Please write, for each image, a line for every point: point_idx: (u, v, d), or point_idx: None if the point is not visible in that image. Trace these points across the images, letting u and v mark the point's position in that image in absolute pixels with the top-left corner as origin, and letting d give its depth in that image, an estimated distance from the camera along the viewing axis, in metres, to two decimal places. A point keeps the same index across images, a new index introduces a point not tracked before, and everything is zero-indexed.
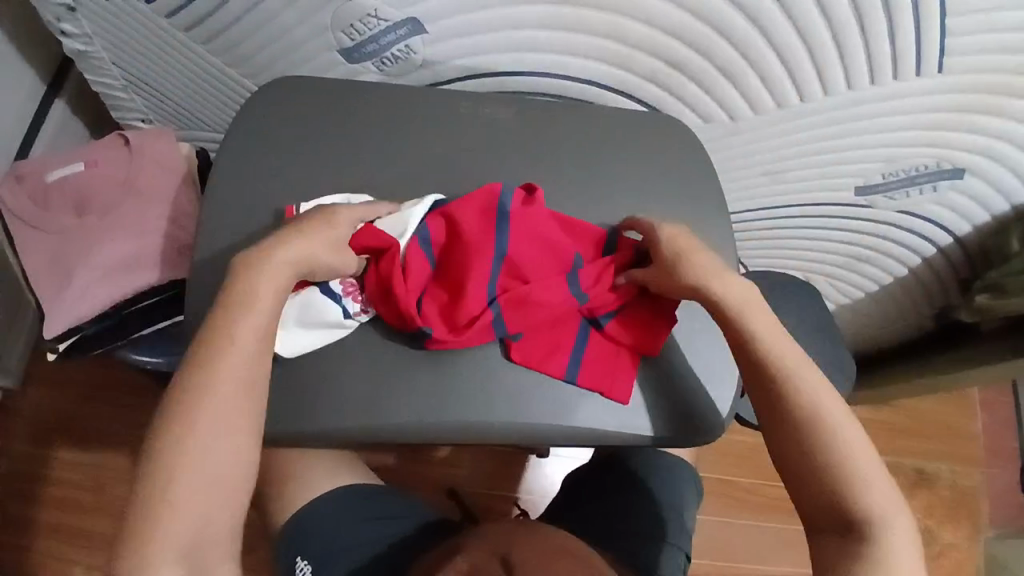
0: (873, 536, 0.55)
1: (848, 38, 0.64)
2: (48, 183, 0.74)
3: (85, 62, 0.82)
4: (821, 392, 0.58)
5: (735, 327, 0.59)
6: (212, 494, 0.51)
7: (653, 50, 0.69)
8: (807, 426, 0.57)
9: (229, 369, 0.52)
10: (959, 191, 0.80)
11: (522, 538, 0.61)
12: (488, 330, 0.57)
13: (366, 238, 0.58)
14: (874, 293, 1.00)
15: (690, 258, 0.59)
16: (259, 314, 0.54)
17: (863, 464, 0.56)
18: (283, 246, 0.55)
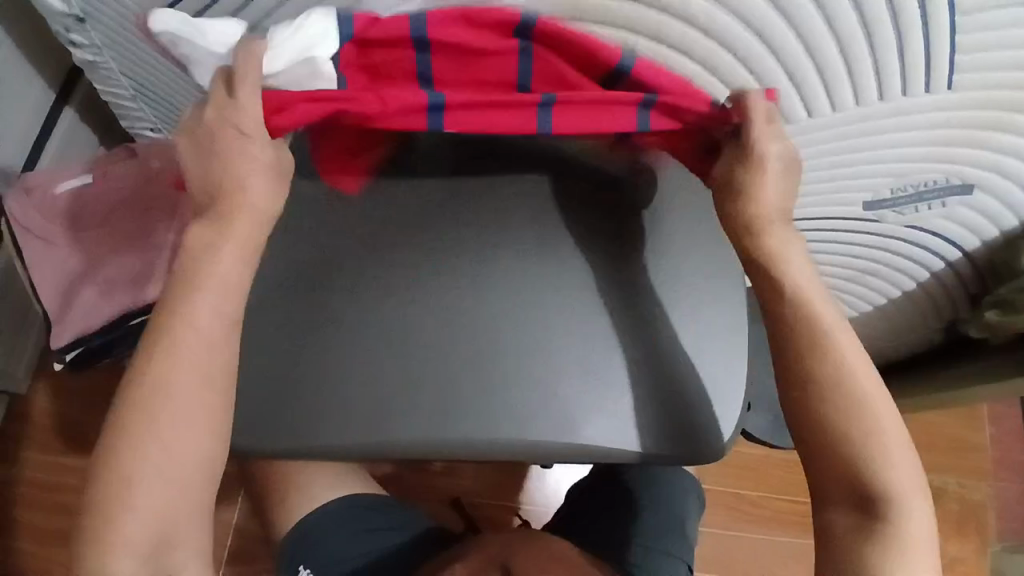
0: (890, 515, 0.55)
1: (857, 54, 0.64)
2: (59, 197, 0.74)
3: (96, 73, 0.83)
4: (857, 363, 0.57)
5: (767, 277, 0.58)
6: (174, 494, 0.52)
7: (660, 65, 0.68)
8: (838, 391, 0.57)
9: (190, 350, 0.53)
10: (967, 207, 0.80)
11: (524, 551, 0.61)
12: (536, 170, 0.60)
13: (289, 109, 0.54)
14: (881, 305, 0.99)
15: (764, 172, 0.57)
16: (214, 296, 0.54)
17: (890, 443, 0.57)
18: (244, 225, 0.55)
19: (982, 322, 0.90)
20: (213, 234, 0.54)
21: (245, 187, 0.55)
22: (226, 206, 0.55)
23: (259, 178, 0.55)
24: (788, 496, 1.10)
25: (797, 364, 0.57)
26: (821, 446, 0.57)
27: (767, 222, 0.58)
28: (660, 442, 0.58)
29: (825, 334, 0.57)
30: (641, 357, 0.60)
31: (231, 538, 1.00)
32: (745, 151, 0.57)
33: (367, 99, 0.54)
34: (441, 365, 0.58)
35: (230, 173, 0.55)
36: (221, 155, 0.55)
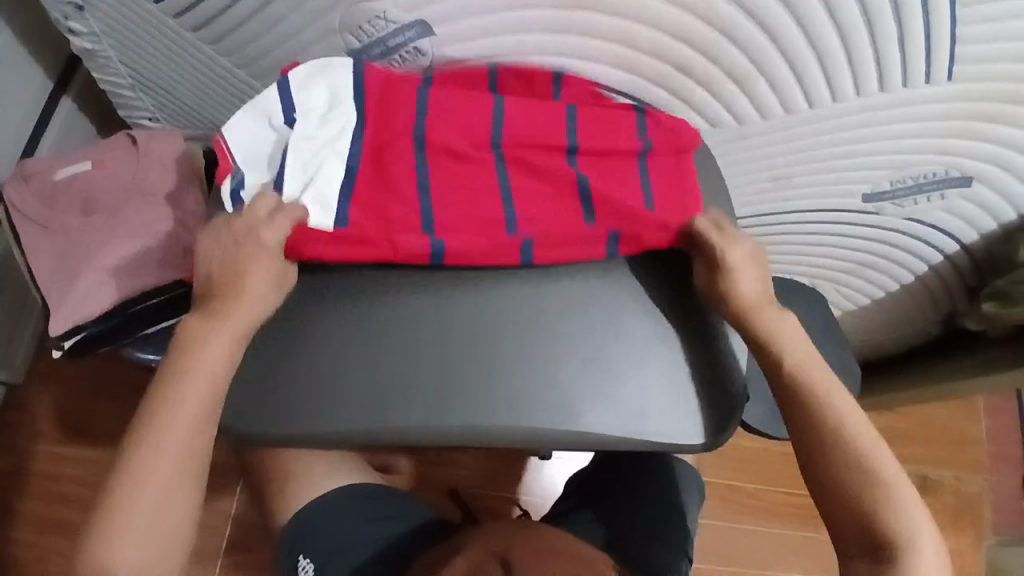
0: (904, 557, 0.57)
1: (858, 45, 0.64)
2: (55, 182, 0.74)
3: (94, 62, 0.82)
4: (856, 421, 0.60)
5: (767, 353, 0.61)
6: (150, 555, 0.55)
7: (660, 55, 0.69)
8: (838, 442, 0.59)
9: (174, 438, 0.56)
10: (966, 199, 0.80)
11: (523, 543, 0.61)
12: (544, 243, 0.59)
13: (308, 249, 0.58)
14: (879, 299, 1.00)
15: (737, 269, 0.59)
16: (205, 372, 0.56)
17: (895, 488, 0.59)
18: (237, 309, 0.57)
19: (980, 314, 0.91)
20: (206, 322, 0.57)
21: (247, 282, 0.57)
22: (225, 298, 0.57)
23: (266, 268, 0.58)
24: (785, 488, 1.10)
25: (797, 419, 0.61)
26: (830, 493, 0.60)
27: (750, 309, 0.60)
28: (705, 430, 0.59)
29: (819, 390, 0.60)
30: (641, 344, 0.60)
31: (229, 528, 1.01)
32: (714, 257, 0.59)
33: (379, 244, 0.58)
34: (439, 356, 0.58)
35: (238, 271, 0.57)
36: (236, 253, 0.58)
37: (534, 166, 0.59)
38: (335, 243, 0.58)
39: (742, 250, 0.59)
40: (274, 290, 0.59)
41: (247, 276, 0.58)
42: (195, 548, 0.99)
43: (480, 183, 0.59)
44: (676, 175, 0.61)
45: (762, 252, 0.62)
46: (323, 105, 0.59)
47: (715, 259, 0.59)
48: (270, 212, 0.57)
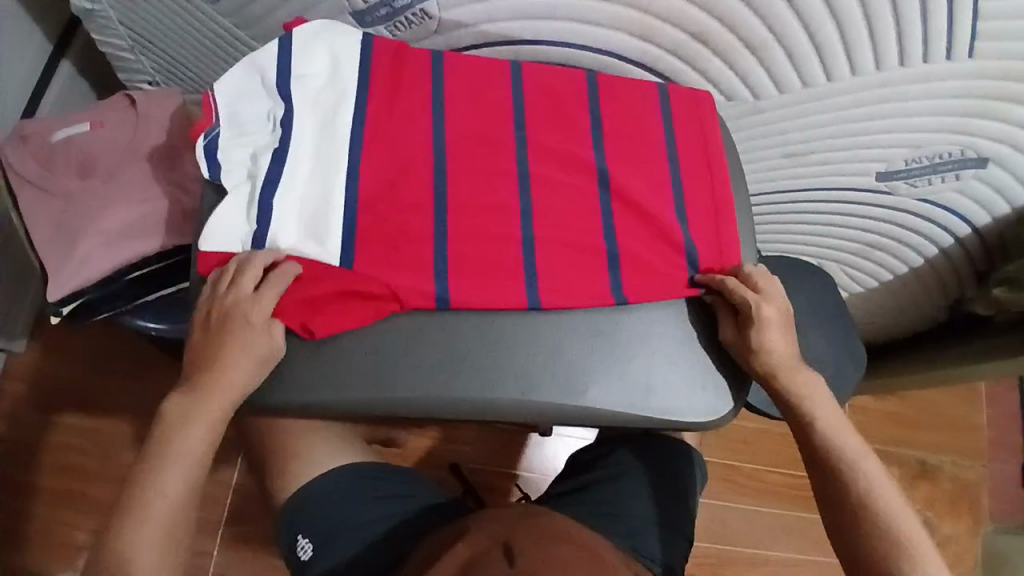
0: None
1: (880, 17, 0.63)
2: (53, 143, 0.73)
3: (93, 22, 0.80)
4: (885, 486, 0.60)
5: (797, 414, 0.62)
6: None
7: (675, 21, 0.67)
8: (865, 510, 0.59)
9: (155, 520, 0.55)
10: (981, 180, 0.79)
11: (528, 531, 0.60)
12: (563, 245, 0.60)
13: (314, 323, 0.56)
14: (887, 282, 0.99)
15: (769, 329, 0.58)
16: (197, 439, 0.56)
17: (925, 558, 0.57)
18: (229, 379, 0.55)
19: (990, 299, 0.89)
20: (195, 393, 0.56)
21: (230, 361, 0.55)
22: (208, 376, 0.56)
23: (247, 344, 0.55)
24: (785, 470, 1.10)
25: (826, 484, 0.61)
26: (858, 563, 0.59)
27: (781, 369, 0.60)
28: (709, 409, 0.58)
29: (847, 454, 0.61)
30: (650, 316, 0.59)
31: (229, 499, 1.01)
32: (745, 313, 0.59)
33: (384, 298, 0.56)
34: (444, 330, 0.57)
35: (221, 350, 0.56)
36: (219, 330, 0.56)
37: (559, 160, 0.62)
38: (340, 306, 0.56)
39: (773, 307, 0.59)
40: (258, 367, 0.56)
41: (237, 348, 0.55)
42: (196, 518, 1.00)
43: (504, 189, 0.60)
44: (707, 200, 0.62)
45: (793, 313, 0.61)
46: (323, 74, 0.61)
47: (748, 315, 0.58)
48: (257, 285, 0.56)
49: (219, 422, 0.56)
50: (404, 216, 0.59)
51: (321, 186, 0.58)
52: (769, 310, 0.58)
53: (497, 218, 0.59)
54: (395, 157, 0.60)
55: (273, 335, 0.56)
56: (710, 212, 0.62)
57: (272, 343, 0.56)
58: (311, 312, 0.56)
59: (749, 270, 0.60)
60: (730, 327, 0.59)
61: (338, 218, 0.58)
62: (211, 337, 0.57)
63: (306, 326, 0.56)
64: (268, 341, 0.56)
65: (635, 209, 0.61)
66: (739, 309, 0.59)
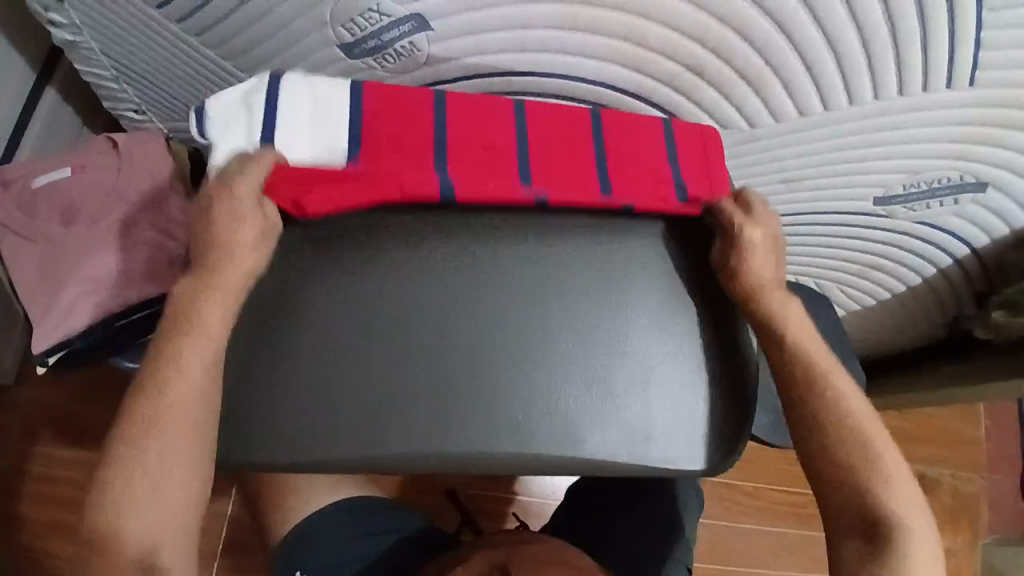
0: (893, 542, 0.61)
1: (879, 48, 0.62)
2: (36, 188, 0.72)
3: (77, 53, 0.79)
4: (861, 411, 0.63)
5: (778, 344, 0.62)
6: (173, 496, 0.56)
7: (671, 53, 0.65)
8: (840, 437, 0.62)
9: (177, 401, 0.55)
10: (979, 204, 0.78)
11: (523, 552, 0.66)
12: (558, 191, 0.59)
13: (304, 199, 0.57)
14: (885, 301, 0.98)
15: (756, 251, 0.60)
16: (197, 334, 0.56)
17: (892, 478, 0.62)
18: (229, 263, 0.57)
19: (989, 322, 0.90)
20: (195, 288, 0.57)
21: (233, 241, 0.57)
22: (216, 259, 0.57)
23: (246, 224, 0.56)
24: (784, 488, 1.10)
25: (801, 404, 0.63)
26: (826, 480, 0.63)
27: (763, 292, 0.61)
28: (706, 456, 0.58)
29: (824, 377, 0.62)
30: (646, 363, 0.58)
31: (225, 529, 1.02)
32: (733, 233, 0.60)
33: (385, 184, 0.57)
34: (436, 378, 0.56)
35: (223, 233, 0.57)
36: (217, 211, 0.56)
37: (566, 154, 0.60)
38: (331, 185, 0.57)
39: (762, 232, 0.60)
40: (260, 247, 0.57)
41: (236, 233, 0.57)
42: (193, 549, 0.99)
43: (503, 163, 0.59)
44: (700, 165, 0.62)
45: (783, 237, 0.62)
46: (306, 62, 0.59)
47: (736, 237, 0.60)
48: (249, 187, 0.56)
49: (231, 303, 0.57)
50: (399, 158, 0.58)
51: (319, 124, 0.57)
52: (758, 233, 0.59)
53: (497, 180, 0.58)
54: (399, 145, 0.58)
55: (266, 213, 0.57)
56: (703, 174, 0.62)
57: (269, 220, 0.58)
58: (302, 188, 0.57)
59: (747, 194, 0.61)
60: (717, 248, 0.61)
61: (345, 142, 0.57)
62: (210, 219, 0.57)
63: (295, 200, 0.57)
64: (264, 219, 0.57)
65: (635, 182, 0.60)
66: (729, 230, 0.60)
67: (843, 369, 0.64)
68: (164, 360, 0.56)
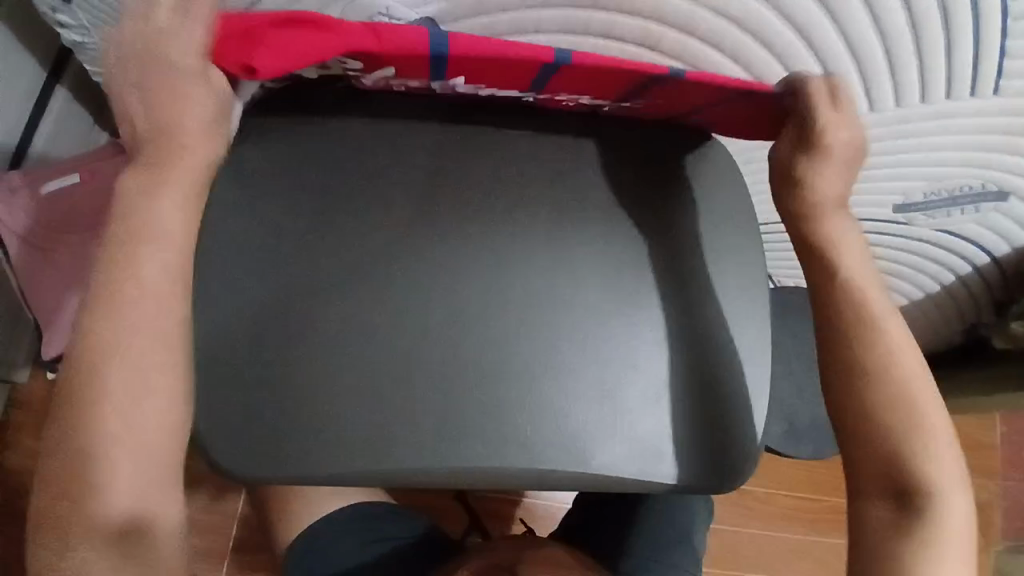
0: (924, 507, 0.56)
1: (902, 54, 0.60)
2: (44, 194, 0.90)
3: (85, 54, 0.78)
4: (909, 363, 0.58)
5: (828, 264, 0.59)
6: (153, 406, 0.53)
7: (688, 58, 0.64)
8: (883, 382, 0.58)
9: (140, 302, 0.54)
10: (1001, 213, 0.76)
11: (533, 552, 0.68)
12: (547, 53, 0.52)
13: (253, 59, 0.52)
14: (908, 313, 0.95)
15: (829, 160, 0.57)
16: (153, 233, 0.54)
17: (934, 442, 0.57)
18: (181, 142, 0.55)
19: (1008, 332, 0.90)
20: (143, 186, 0.55)
21: (180, 127, 0.55)
22: (163, 150, 0.55)
23: (194, 103, 0.54)
24: (793, 493, 1.10)
25: (846, 339, 0.58)
26: (866, 437, 0.58)
27: (820, 212, 0.59)
28: (716, 470, 0.57)
29: (876, 318, 0.58)
30: (656, 379, 0.58)
31: (234, 529, 1.05)
32: (807, 140, 0.57)
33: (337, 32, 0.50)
34: (444, 388, 0.56)
35: (169, 117, 0.54)
36: (153, 91, 0.53)
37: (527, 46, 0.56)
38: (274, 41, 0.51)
39: (843, 138, 0.57)
40: (212, 135, 0.56)
41: (180, 109, 0.54)
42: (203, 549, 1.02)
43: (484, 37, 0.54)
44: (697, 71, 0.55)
45: (865, 159, 0.59)
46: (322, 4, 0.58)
47: (811, 137, 0.57)
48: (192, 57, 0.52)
49: (188, 196, 0.56)
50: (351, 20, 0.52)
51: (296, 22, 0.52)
52: (841, 137, 0.56)
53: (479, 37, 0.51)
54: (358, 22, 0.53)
55: (210, 83, 0.54)
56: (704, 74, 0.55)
57: (217, 97, 0.55)
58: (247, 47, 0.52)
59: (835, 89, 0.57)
60: (786, 147, 0.59)
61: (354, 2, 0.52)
62: (150, 104, 0.54)
63: (245, 64, 0.52)
64: (210, 92, 0.54)
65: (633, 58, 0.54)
66: (802, 135, 0.58)
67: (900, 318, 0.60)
68: (115, 270, 0.54)
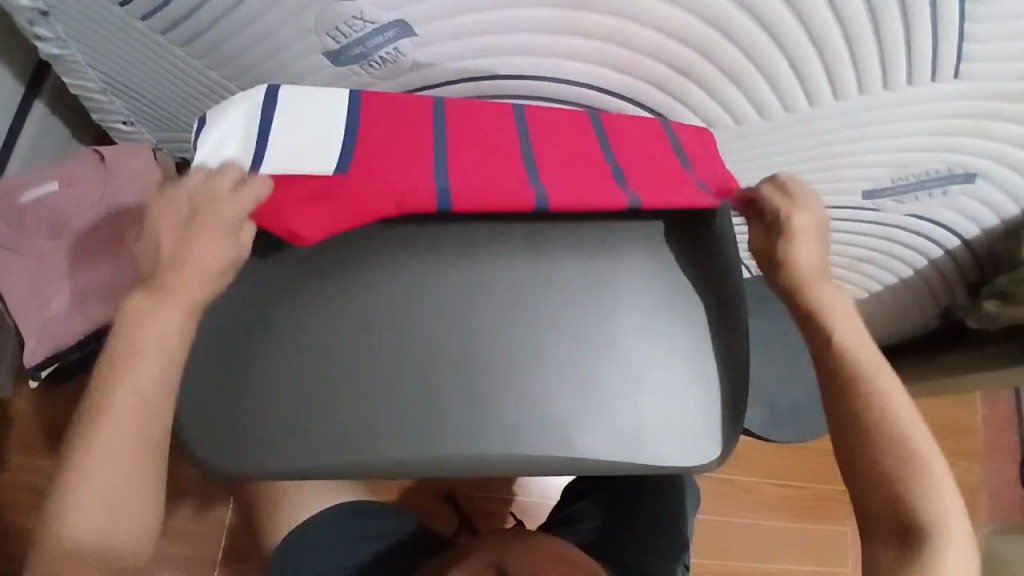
0: (929, 553, 0.58)
1: (862, 43, 0.61)
2: (22, 203, 0.80)
3: (63, 65, 0.79)
4: (904, 415, 0.60)
5: (819, 329, 0.61)
6: (105, 498, 0.55)
7: (656, 53, 0.65)
8: (877, 436, 0.60)
9: (126, 406, 0.55)
10: (969, 195, 0.78)
11: (527, 544, 0.68)
12: (528, 199, 0.56)
13: (296, 225, 0.55)
14: (877, 293, 0.99)
15: (799, 238, 0.60)
16: (155, 339, 0.55)
17: (936, 490, 0.59)
18: (192, 262, 0.55)
19: (982, 315, 0.90)
20: (152, 295, 0.56)
21: (193, 252, 0.55)
22: (171, 275, 0.55)
23: (213, 239, 0.55)
24: (781, 481, 1.13)
25: (839, 394, 0.61)
26: (866, 486, 0.61)
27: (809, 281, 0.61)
28: (703, 451, 0.59)
29: (868, 377, 0.60)
30: (636, 365, 0.59)
31: (224, 539, 1.05)
32: (775, 220, 0.60)
33: (371, 199, 0.55)
34: (425, 384, 0.56)
35: (186, 250, 0.55)
36: (182, 228, 0.56)
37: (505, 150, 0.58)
38: (319, 203, 0.55)
39: (806, 217, 0.59)
40: (223, 272, 0.56)
41: (199, 243, 0.55)
42: (194, 557, 1.04)
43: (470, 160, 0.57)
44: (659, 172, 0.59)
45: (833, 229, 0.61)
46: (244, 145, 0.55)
47: (776, 220, 0.60)
48: (234, 185, 0.54)
49: (190, 316, 0.56)
50: (376, 181, 0.55)
51: (324, 106, 0.57)
52: (802, 220, 0.59)
53: (463, 180, 0.56)
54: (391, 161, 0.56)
55: (241, 240, 0.56)
56: (664, 178, 0.59)
57: (242, 249, 0.56)
58: (288, 217, 0.55)
59: (787, 181, 0.61)
60: (758, 230, 0.62)
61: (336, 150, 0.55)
62: (173, 235, 0.56)
63: (288, 229, 0.55)
64: (234, 240, 0.56)
65: (604, 197, 0.57)
66: (771, 218, 0.60)
67: (893, 369, 0.62)
68: (118, 363, 0.55)
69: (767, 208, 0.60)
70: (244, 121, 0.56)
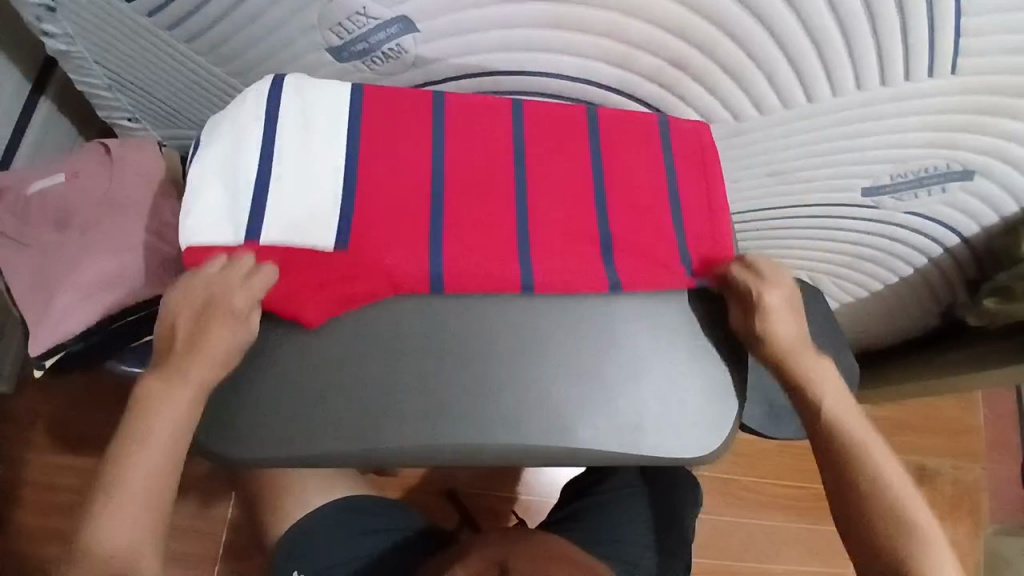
0: None
1: (859, 38, 0.62)
2: (28, 195, 0.82)
3: (70, 61, 0.80)
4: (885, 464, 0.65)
5: (803, 395, 0.65)
6: (119, 535, 0.61)
7: (654, 48, 0.66)
8: (863, 488, 0.65)
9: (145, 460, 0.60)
10: (968, 192, 0.78)
11: (527, 543, 0.68)
12: (513, 275, 0.59)
13: (303, 314, 0.57)
14: (877, 292, 1.00)
15: (774, 319, 0.61)
16: (170, 406, 0.59)
17: (921, 530, 0.64)
18: (207, 343, 0.58)
19: (982, 311, 0.91)
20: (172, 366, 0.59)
21: (209, 335, 0.58)
22: (189, 354, 0.59)
23: (226, 325, 0.57)
24: (782, 480, 1.13)
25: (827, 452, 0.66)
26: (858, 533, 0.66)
27: (788, 351, 0.63)
28: (706, 443, 0.59)
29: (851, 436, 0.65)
30: (635, 355, 0.59)
31: (225, 535, 1.05)
32: (750, 301, 0.60)
33: (369, 278, 0.58)
34: (427, 374, 0.57)
35: (203, 333, 0.58)
36: (200, 313, 0.58)
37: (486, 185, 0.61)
38: (322, 291, 0.57)
39: (776, 296, 0.60)
40: (234, 357, 0.58)
41: (214, 327, 0.58)
42: (196, 553, 1.04)
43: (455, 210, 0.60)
44: (637, 227, 0.62)
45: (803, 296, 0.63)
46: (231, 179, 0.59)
47: (751, 302, 0.60)
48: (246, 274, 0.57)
49: (201, 397, 0.58)
50: (372, 255, 0.58)
51: (326, 143, 0.60)
52: (774, 300, 0.60)
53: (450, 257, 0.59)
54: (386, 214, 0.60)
55: (250, 324, 0.58)
56: (640, 241, 0.62)
57: (252, 333, 0.58)
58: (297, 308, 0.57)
59: (755, 260, 0.61)
60: (734, 310, 0.62)
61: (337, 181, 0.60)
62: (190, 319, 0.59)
63: (296, 316, 0.57)
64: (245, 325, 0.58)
65: (589, 279, 0.59)
66: (745, 300, 0.61)
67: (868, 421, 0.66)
68: (139, 420, 0.60)
69: (740, 291, 0.61)
70: (228, 144, 0.60)
